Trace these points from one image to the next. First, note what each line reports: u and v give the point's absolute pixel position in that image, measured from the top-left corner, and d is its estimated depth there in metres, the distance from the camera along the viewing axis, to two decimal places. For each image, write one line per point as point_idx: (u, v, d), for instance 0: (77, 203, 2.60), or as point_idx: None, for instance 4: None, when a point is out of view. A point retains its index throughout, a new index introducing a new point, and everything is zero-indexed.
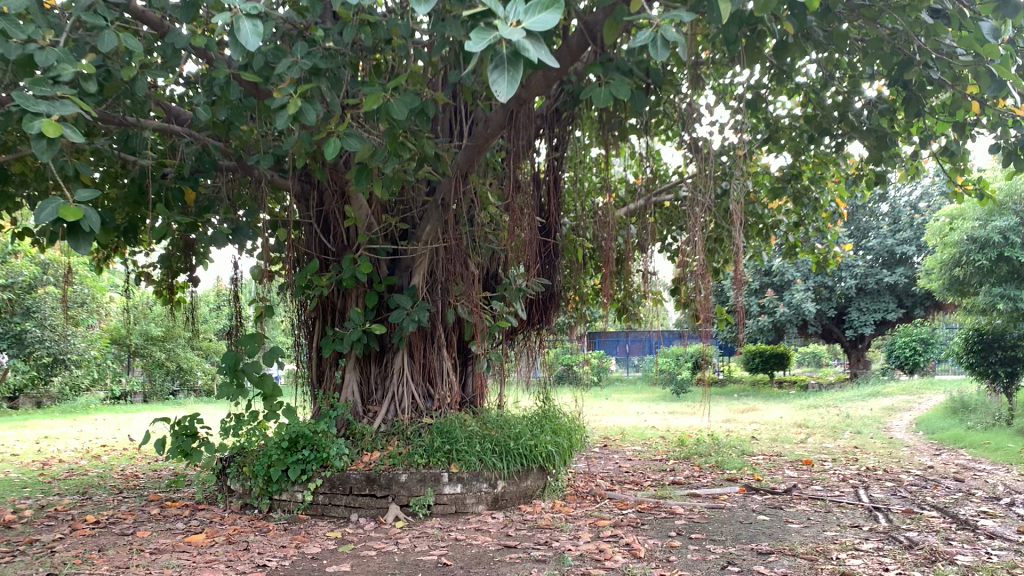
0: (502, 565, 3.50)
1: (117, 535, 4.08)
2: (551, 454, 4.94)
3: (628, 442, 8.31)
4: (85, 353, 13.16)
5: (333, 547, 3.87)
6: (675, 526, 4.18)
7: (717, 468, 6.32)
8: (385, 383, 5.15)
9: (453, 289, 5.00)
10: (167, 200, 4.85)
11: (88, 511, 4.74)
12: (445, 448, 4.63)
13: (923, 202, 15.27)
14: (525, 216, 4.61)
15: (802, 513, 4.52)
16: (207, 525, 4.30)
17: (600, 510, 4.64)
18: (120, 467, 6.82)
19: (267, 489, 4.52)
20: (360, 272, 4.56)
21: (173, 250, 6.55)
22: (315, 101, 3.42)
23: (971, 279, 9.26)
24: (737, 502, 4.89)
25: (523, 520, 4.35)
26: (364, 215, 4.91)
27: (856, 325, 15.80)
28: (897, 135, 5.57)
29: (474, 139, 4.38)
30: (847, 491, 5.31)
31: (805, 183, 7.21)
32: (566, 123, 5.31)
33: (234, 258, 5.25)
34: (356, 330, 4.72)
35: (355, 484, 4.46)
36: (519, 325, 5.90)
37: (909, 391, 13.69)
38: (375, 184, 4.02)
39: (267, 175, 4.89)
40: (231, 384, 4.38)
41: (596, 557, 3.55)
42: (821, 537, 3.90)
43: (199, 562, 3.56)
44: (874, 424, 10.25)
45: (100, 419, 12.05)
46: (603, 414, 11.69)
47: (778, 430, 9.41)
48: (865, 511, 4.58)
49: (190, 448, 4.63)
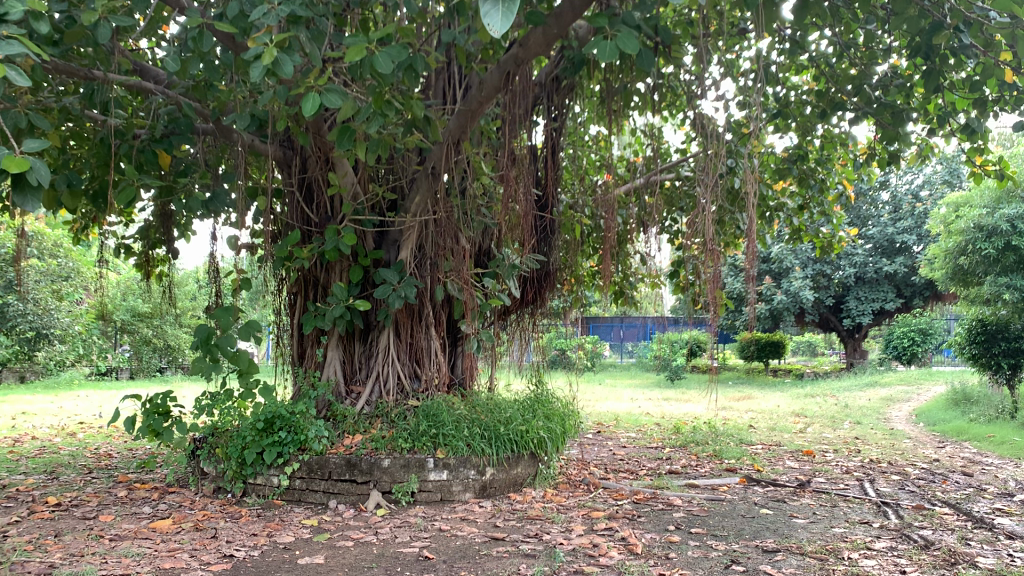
0: (488, 559, 3.24)
1: (78, 520, 3.82)
2: (543, 440, 4.71)
3: (622, 428, 8.06)
4: (70, 328, 12.83)
5: (308, 537, 3.61)
6: (674, 520, 3.93)
7: (716, 458, 6.07)
8: (369, 362, 4.89)
9: (443, 265, 4.72)
10: (140, 163, 4.54)
11: (51, 492, 4.47)
12: (431, 432, 4.37)
13: (925, 190, 14.97)
14: (521, 187, 4.33)
15: (808, 507, 4.28)
16: (176, 509, 4.04)
17: (594, 500, 4.40)
18: (94, 446, 6.55)
19: (241, 473, 4.25)
20: (344, 243, 4.27)
21: (153, 221, 6.26)
22: (293, 52, 3.10)
23: (976, 268, 9.00)
24: (737, 494, 4.65)
25: (512, 510, 4.10)
26: (349, 183, 4.62)
27: (855, 314, 15.58)
28: (914, 111, 5.28)
29: (467, 104, 4.08)
30: (852, 484, 5.07)
31: (813, 165, 6.92)
32: (563, 94, 4.98)
33: (213, 229, 4.96)
34: (339, 305, 4.43)
35: (335, 469, 4.20)
36: (512, 304, 5.62)
37: (908, 382, 13.49)
38: (361, 148, 3.72)
39: (246, 140, 4.57)
40: (204, 360, 4.09)
41: (590, 553, 3.29)
42: (829, 534, 3.65)
43: (161, 551, 3.30)
44: (873, 414, 10.04)
45: (84, 395, 11.77)
46: (597, 400, 11.44)
47: (777, 419, 9.16)
48: (873, 506, 4.34)
49: (161, 428, 4.36)
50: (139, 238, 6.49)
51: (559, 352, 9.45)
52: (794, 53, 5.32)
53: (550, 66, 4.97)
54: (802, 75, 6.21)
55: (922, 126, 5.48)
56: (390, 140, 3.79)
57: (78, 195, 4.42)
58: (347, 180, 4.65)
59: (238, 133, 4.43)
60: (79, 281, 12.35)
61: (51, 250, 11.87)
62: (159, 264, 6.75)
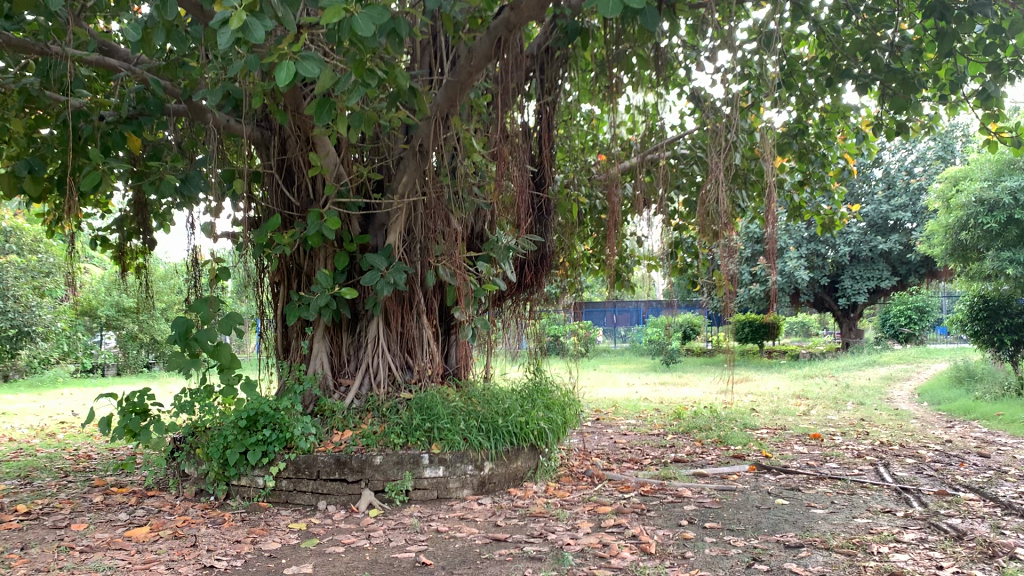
0: (491, 564, 2.99)
1: (48, 530, 3.55)
2: (544, 431, 4.46)
3: (621, 415, 7.82)
4: (53, 325, 12.44)
5: (295, 543, 3.36)
6: (685, 514, 3.70)
7: (721, 445, 5.83)
8: (358, 354, 4.64)
9: (434, 249, 4.45)
10: (107, 146, 4.24)
11: (23, 498, 4.19)
12: (425, 426, 4.12)
13: (919, 166, 14.67)
14: (515, 164, 4.07)
15: (825, 496, 4.05)
16: (154, 515, 3.78)
17: (599, 493, 4.16)
18: (73, 446, 6.28)
19: (224, 474, 4.00)
20: (327, 227, 4.00)
21: (129, 211, 5.95)
22: (264, 16, 2.81)
23: (978, 243, 8.77)
24: (749, 484, 4.41)
25: (513, 507, 3.86)
26: (332, 164, 4.35)
27: (850, 294, 15.39)
28: (923, 77, 5.03)
29: (456, 75, 3.81)
30: (866, 469, 4.85)
31: (812, 139, 6.66)
32: (557, 64, 4.70)
33: (189, 216, 4.68)
34: (324, 294, 4.16)
35: (324, 468, 3.95)
36: (507, 289, 5.34)
37: (907, 360, 13.30)
38: (343, 124, 3.45)
39: (221, 121, 4.27)
40: (181, 355, 3.81)
41: (600, 554, 3.04)
42: (852, 525, 3.43)
43: (136, 563, 3.04)
44: (875, 394, 9.85)
45: (68, 393, 11.42)
46: (593, 386, 11.20)
47: (778, 402, 8.94)
48: (892, 493, 4.12)
49: (138, 428, 4.09)
50: (114, 231, 6.23)
51: (554, 339, 9.20)
52: (798, 19, 5.06)
53: (542, 36, 4.74)
54: (802, 45, 5.95)
55: (931, 95, 5.23)
56: (375, 115, 3.52)
57: (40, 182, 4.16)
58: (330, 161, 4.38)
59: (211, 112, 4.14)
60: (60, 276, 12.02)
61: (32, 245, 11.53)
62: (137, 255, 6.49)
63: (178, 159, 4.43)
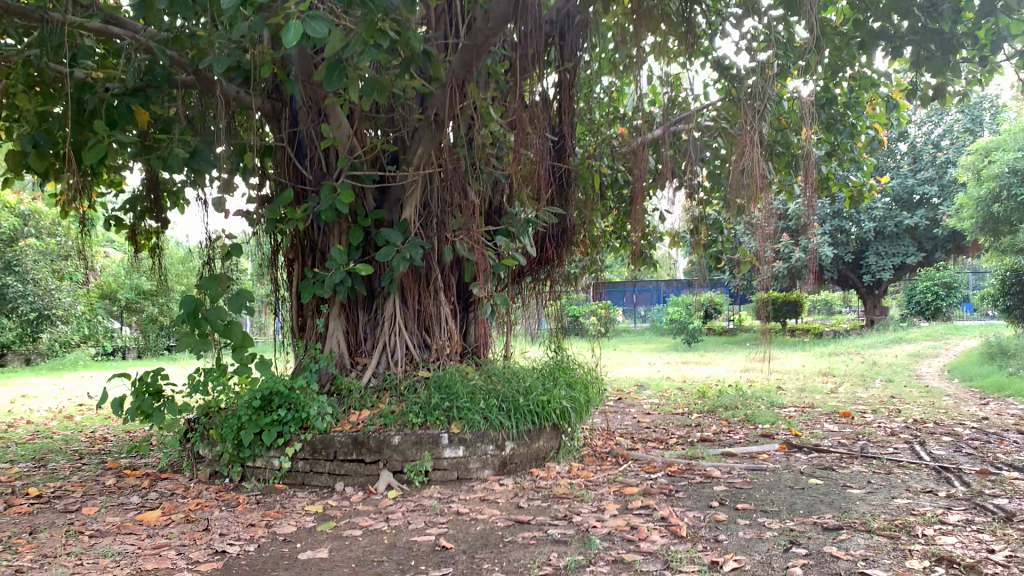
0: (514, 548, 2.86)
1: (59, 514, 3.46)
2: (567, 411, 4.32)
3: (645, 395, 7.67)
4: (73, 308, 12.43)
5: (311, 526, 3.24)
6: (716, 495, 3.54)
7: (748, 424, 5.66)
8: (375, 332, 4.51)
9: (451, 223, 4.29)
10: (115, 120, 4.11)
11: (36, 481, 4.11)
12: (444, 406, 4.01)
13: (946, 139, 14.30)
14: (533, 133, 3.91)
15: (861, 476, 3.88)
16: (167, 499, 3.68)
17: (625, 474, 4.01)
18: (89, 429, 6.22)
19: (238, 456, 3.90)
20: (340, 201, 3.85)
21: (140, 190, 5.83)
22: None
23: (1011, 215, 8.50)
24: (780, 463, 4.25)
25: (536, 488, 3.73)
26: (345, 136, 4.21)
27: (875, 270, 15.10)
28: (963, 38, 4.79)
29: (472, 39, 3.63)
30: (902, 448, 4.67)
31: (840, 108, 6.41)
32: (577, 30, 4.51)
33: (201, 192, 4.56)
34: (339, 270, 4.02)
35: (341, 448, 3.83)
36: (528, 263, 5.17)
37: (935, 337, 13.03)
38: (354, 92, 3.30)
39: (230, 93, 4.14)
40: (192, 334, 3.69)
41: (629, 537, 2.90)
42: (893, 506, 3.27)
43: (146, 549, 2.94)
44: (904, 371, 9.63)
45: (88, 375, 11.43)
46: (615, 366, 11.05)
47: (805, 380, 8.76)
48: (932, 472, 3.94)
49: (152, 409, 3.98)
50: (127, 212, 6.13)
51: (574, 318, 9.05)
52: None
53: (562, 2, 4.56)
54: (831, 9, 5.70)
55: (970, 57, 4.99)
56: (387, 82, 3.37)
57: (45, 157, 4.06)
58: (343, 132, 4.23)
59: (218, 83, 4.00)
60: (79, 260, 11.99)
61: (50, 229, 11.49)
62: (150, 236, 6.39)
63: (187, 132, 4.31)
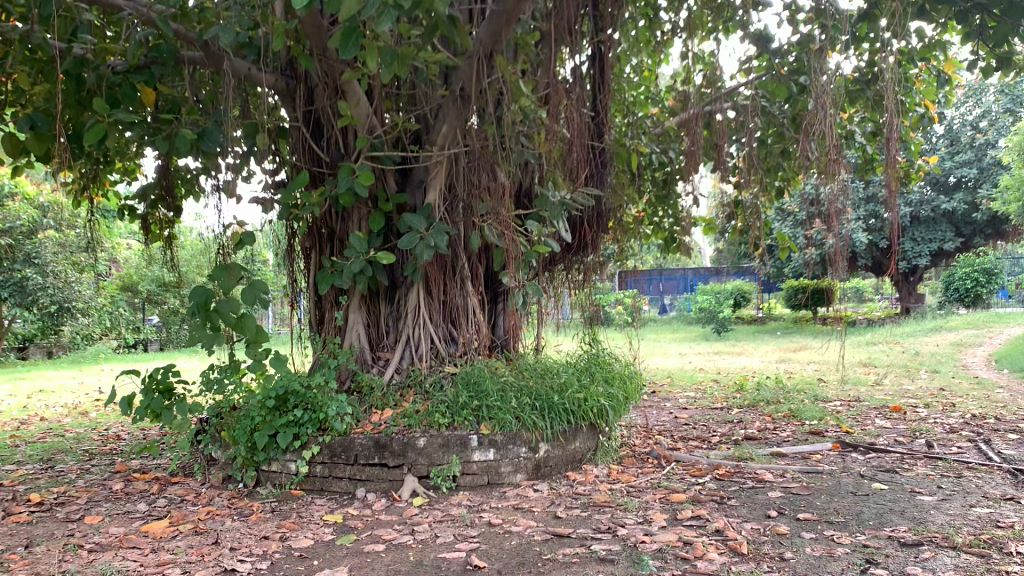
0: (554, 567, 2.56)
1: (59, 523, 3.21)
2: (604, 409, 4.01)
3: (679, 388, 7.33)
4: (92, 301, 12.24)
5: (330, 539, 2.97)
6: (772, 503, 3.23)
7: (793, 420, 5.33)
8: (398, 324, 4.22)
9: (478, 207, 3.98)
10: (118, 99, 3.82)
11: (40, 486, 3.86)
12: (472, 405, 3.72)
13: (984, 120, 13.63)
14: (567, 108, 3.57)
15: (929, 480, 3.54)
16: (175, 506, 3.42)
17: (669, 478, 3.70)
18: (104, 427, 5.98)
19: (253, 459, 3.63)
20: (359, 184, 3.55)
21: (152, 177, 5.54)
22: None
23: None
24: (836, 465, 3.92)
25: (574, 495, 3.43)
26: (364, 114, 3.91)
27: (910, 256, 14.61)
28: None
29: (498, 6, 3.28)
30: (966, 447, 4.32)
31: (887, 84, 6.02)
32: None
33: (215, 178, 4.26)
34: (358, 259, 3.73)
35: (361, 452, 3.54)
36: (559, 249, 4.85)
37: (976, 325, 12.59)
38: (371, 63, 2.96)
39: (240, 70, 3.83)
40: (203, 328, 3.40)
41: (682, 555, 2.59)
42: (974, 517, 2.93)
43: (148, 566, 2.67)
44: (948, 361, 9.23)
45: (106, 369, 11.23)
46: (644, 357, 10.70)
47: (845, 372, 8.38)
48: (1007, 476, 3.60)
49: (162, 409, 3.71)
50: (139, 201, 5.85)
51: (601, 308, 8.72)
52: None
53: None
54: None
55: None
56: (408, 53, 3.05)
57: (44, 139, 3.78)
58: (361, 110, 3.93)
59: (227, 58, 3.69)
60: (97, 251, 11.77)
61: None
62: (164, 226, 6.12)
63: (195, 112, 4.01)
